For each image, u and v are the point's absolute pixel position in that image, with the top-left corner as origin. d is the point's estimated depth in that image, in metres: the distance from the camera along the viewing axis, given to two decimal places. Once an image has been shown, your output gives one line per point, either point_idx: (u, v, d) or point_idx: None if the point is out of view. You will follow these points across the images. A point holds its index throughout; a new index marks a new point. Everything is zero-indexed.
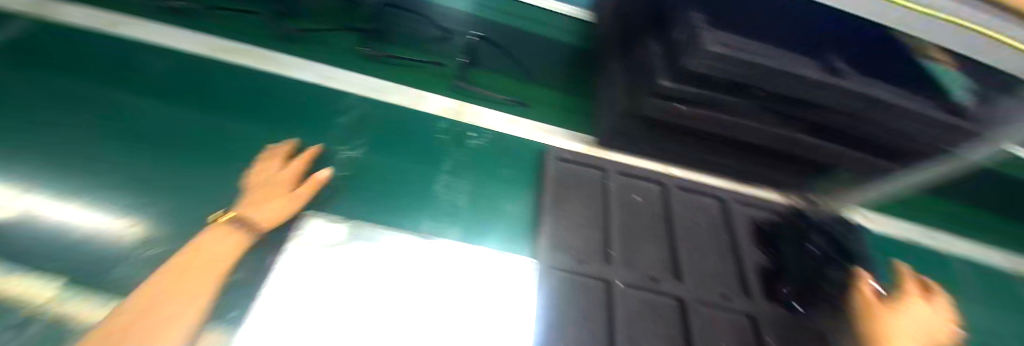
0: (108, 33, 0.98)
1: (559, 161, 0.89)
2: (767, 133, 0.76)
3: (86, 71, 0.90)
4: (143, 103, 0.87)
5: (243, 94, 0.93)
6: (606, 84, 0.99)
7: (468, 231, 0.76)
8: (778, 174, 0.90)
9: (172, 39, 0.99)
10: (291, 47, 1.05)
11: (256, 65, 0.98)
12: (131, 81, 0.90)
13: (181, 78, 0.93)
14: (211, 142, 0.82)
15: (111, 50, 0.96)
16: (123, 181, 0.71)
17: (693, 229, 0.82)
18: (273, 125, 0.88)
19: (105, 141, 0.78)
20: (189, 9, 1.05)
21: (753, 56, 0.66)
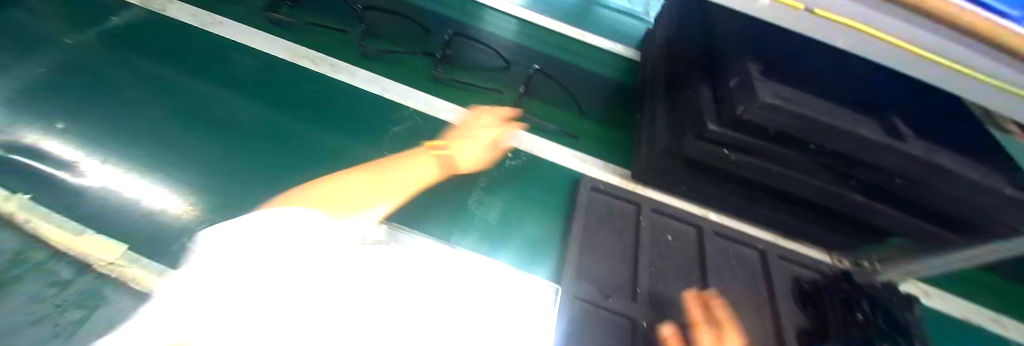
0: (206, 31, 1.12)
1: (592, 189, 0.89)
2: (817, 187, 0.73)
3: (183, 62, 1.03)
4: (224, 95, 0.98)
5: (309, 97, 1.03)
6: (647, 121, 1.00)
7: (493, 248, 0.78)
8: (825, 232, 0.85)
9: (259, 43, 1.12)
10: (357, 58, 1.15)
11: (325, 72, 1.09)
12: (217, 75, 1.02)
13: (258, 76, 1.04)
14: (278, 140, 0.92)
15: (205, 44, 1.09)
16: (204, 166, 0.83)
17: (728, 277, 0.79)
18: (334, 128, 0.97)
19: (189, 129, 0.89)
20: (291, 24, 1.18)
21: (810, 109, 0.64)
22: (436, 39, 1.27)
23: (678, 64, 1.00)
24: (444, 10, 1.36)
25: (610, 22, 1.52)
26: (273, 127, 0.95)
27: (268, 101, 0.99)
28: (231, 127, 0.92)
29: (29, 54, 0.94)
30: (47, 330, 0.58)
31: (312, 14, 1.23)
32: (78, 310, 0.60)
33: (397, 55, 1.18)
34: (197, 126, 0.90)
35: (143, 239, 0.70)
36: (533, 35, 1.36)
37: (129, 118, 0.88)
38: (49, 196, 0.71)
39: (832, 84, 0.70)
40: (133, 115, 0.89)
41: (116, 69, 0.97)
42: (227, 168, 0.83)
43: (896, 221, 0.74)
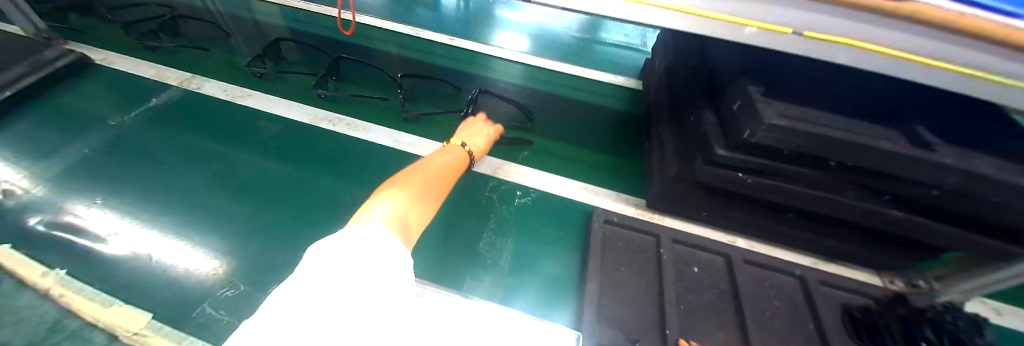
0: (233, 102, 1.21)
1: (605, 223, 0.86)
2: (848, 205, 0.68)
3: (210, 131, 1.11)
4: (248, 159, 1.04)
5: (326, 153, 1.08)
6: (656, 150, 0.98)
7: (507, 292, 0.76)
8: (868, 252, 0.78)
9: (280, 108, 1.20)
10: (367, 113, 1.22)
11: (341, 131, 1.15)
12: (241, 140, 1.09)
13: (283, 139, 1.11)
14: (295, 197, 0.95)
15: (232, 114, 1.18)
16: (224, 232, 0.86)
17: (768, 311, 0.72)
18: (349, 178, 1.01)
19: (215, 194, 0.94)
20: (336, 98, 1.24)
21: (822, 126, 0.60)
22: (444, 89, 1.33)
23: (679, 91, 1.00)
24: (450, 61, 1.44)
25: (610, 56, 1.57)
26: (292, 183, 0.98)
27: (287, 160, 1.05)
28: (254, 187, 0.97)
29: (79, 138, 1.04)
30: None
31: (354, 86, 1.30)
32: None
33: (432, 116, 1.21)
34: (220, 191, 0.95)
35: (171, 306, 0.73)
36: (536, 76, 1.41)
37: (163, 187, 0.94)
38: (88, 268, 0.77)
39: (841, 99, 0.68)
40: (166, 183, 0.95)
41: (152, 143, 1.05)
42: (245, 232, 0.86)
43: (948, 236, 0.67)
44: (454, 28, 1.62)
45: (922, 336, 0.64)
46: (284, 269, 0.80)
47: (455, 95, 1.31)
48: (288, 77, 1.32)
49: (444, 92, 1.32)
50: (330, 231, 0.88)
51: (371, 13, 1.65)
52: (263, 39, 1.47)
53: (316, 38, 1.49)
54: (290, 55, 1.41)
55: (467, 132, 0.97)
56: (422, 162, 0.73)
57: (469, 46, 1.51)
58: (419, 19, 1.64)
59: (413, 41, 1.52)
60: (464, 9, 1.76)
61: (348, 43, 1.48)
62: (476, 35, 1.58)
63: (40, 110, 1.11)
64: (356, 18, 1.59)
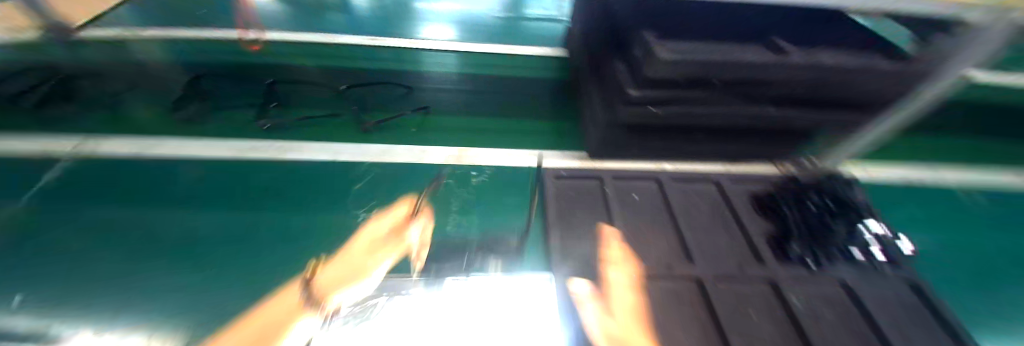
0: (133, 157, 1.03)
1: (556, 179, 0.97)
2: (738, 113, 0.82)
3: (102, 195, 0.91)
4: (175, 214, 0.87)
5: (265, 186, 0.96)
6: (587, 107, 1.08)
7: (481, 263, 0.80)
8: (763, 149, 0.96)
9: (196, 149, 1.06)
10: (303, 132, 1.14)
11: (275, 157, 1.04)
12: (160, 196, 0.92)
13: (207, 182, 0.96)
14: (248, 239, 0.82)
15: (132, 171, 0.99)
16: (150, 304, 0.67)
17: (697, 215, 0.87)
18: (295, 205, 0.91)
19: (141, 261, 0.76)
20: (279, 126, 1.15)
21: (701, 53, 0.72)
22: (386, 93, 1.31)
23: (595, 49, 1.09)
24: (377, 63, 1.42)
25: (530, 29, 1.65)
26: (229, 225, 0.85)
27: (225, 203, 0.91)
28: (192, 240, 0.81)
29: None
30: None
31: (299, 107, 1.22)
32: None
33: (390, 121, 1.20)
34: (147, 255, 0.77)
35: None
36: (468, 62, 1.45)
37: (59, 273, 0.72)
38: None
39: (717, 28, 0.81)
40: (66, 267, 0.73)
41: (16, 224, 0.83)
42: (198, 285, 0.71)
43: (811, 119, 0.84)
44: (375, 29, 1.59)
45: (816, 202, 0.88)
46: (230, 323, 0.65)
47: (398, 99, 1.30)
48: (218, 113, 1.19)
49: (384, 97, 1.30)
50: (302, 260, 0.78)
51: (282, 27, 1.53)
52: (155, 78, 1.29)
53: (215, 65, 1.34)
54: (213, 89, 1.27)
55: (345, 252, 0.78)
56: (304, 258, 0.78)
57: (393, 44, 1.49)
58: (335, 26, 1.59)
59: (334, 48, 1.46)
60: (380, 9, 1.73)
61: (259, 64, 1.36)
62: (399, 32, 1.57)
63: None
64: (263, 35, 1.46)
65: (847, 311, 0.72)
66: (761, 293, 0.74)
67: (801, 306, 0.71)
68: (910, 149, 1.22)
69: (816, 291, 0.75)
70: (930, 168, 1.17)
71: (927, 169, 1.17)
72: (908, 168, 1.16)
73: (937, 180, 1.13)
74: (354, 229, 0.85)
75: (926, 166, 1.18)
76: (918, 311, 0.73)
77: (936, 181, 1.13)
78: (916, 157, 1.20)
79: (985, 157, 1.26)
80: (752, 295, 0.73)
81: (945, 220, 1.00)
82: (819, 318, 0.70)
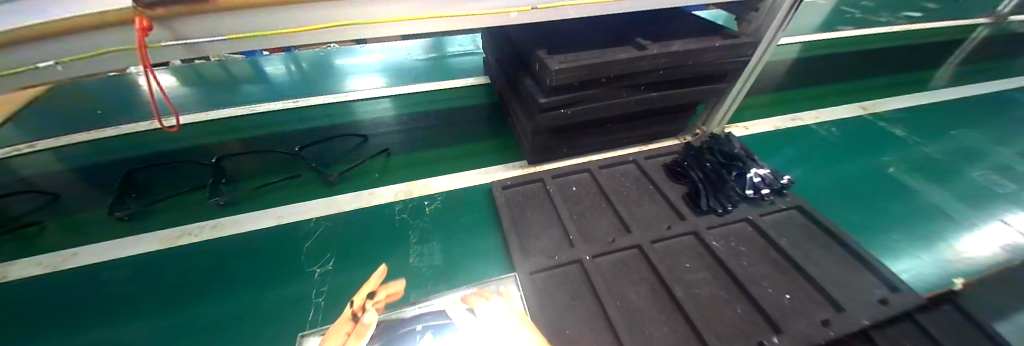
0: (39, 275, 0.89)
1: (502, 189, 1.06)
2: (632, 101, 1.00)
3: (6, 331, 0.78)
4: (123, 327, 0.79)
5: (209, 270, 0.90)
6: (515, 121, 1.20)
7: (452, 281, 0.87)
8: (663, 127, 1.16)
9: (115, 249, 0.95)
10: (242, 205, 1.07)
11: (215, 236, 0.98)
12: (96, 311, 0.82)
13: (140, 282, 0.88)
14: (222, 330, 0.78)
15: (40, 291, 0.86)
16: None
17: (625, 191, 1.02)
18: (247, 282, 0.87)
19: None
20: (239, 200, 1.08)
21: (585, 59, 0.87)
22: (335, 146, 1.32)
23: (508, 71, 1.23)
24: (310, 120, 1.44)
25: (454, 64, 1.80)
26: (179, 325, 0.79)
27: (177, 299, 0.84)
28: None
29: None
30: None
31: (255, 177, 1.17)
32: None
33: (353, 170, 1.21)
34: None
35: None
36: (401, 104, 1.52)
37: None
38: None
39: (594, 39, 0.98)
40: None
41: None
42: None
43: (685, 94, 1.04)
44: (298, 92, 1.61)
45: (714, 159, 1.05)
46: None
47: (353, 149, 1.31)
48: (167, 204, 1.07)
49: (338, 151, 1.30)
50: (288, 334, 0.77)
51: (194, 109, 1.50)
52: (44, 189, 1.13)
53: (128, 157, 1.25)
54: (154, 183, 1.15)
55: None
56: (283, 325, 0.79)
57: (323, 101, 1.54)
58: (259, 96, 1.60)
59: (260, 118, 1.45)
60: (298, 74, 1.75)
61: (181, 147, 1.30)
62: (325, 91, 1.61)
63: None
64: (178, 123, 1.41)
65: (753, 239, 0.91)
66: (688, 243, 0.90)
67: (720, 246, 0.88)
68: (773, 104, 1.53)
69: (727, 231, 0.92)
70: (793, 114, 1.47)
71: (789, 115, 1.46)
72: (776, 118, 1.44)
73: (798, 121, 1.43)
74: (323, 284, 0.86)
75: (788, 113, 1.48)
76: (806, 227, 0.95)
77: (798, 123, 1.42)
78: (780, 109, 1.50)
79: (830, 96, 1.61)
80: (682, 248, 0.89)
81: (810, 152, 1.27)
82: (736, 252, 0.88)
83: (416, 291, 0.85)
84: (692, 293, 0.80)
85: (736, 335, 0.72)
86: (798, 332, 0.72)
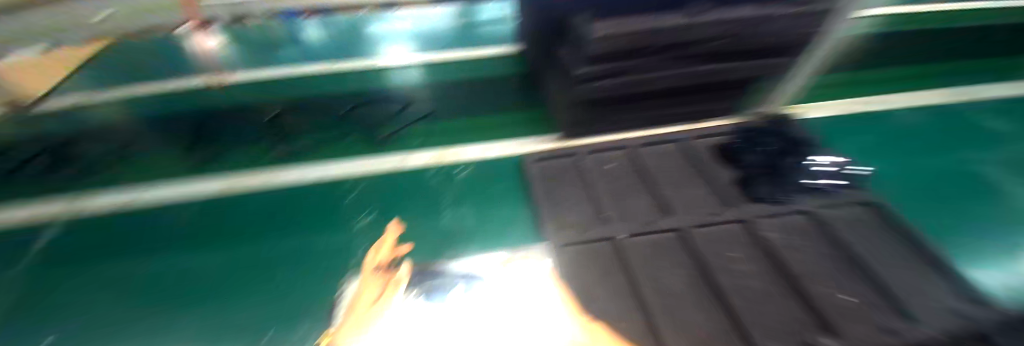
0: (128, 209, 1.04)
1: (536, 161, 1.04)
2: (684, 71, 0.90)
3: (103, 252, 0.93)
4: (190, 258, 0.88)
5: (263, 214, 0.99)
6: (548, 91, 1.14)
7: (486, 243, 0.88)
8: (716, 104, 1.05)
9: (187, 191, 1.08)
10: (299, 159, 1.16)
11: (272, 185, 1.08)
12: (170, 243, 0.94)
13: (206, 221, 0.99)
14: (271, 271, 0.85)
15: (128, 223, 1.00)
16: (189, 336, 0.72)
17: (667, 172, 0.95)
18: (294, 227, 0.95)
19: (173, 310, 0.78)
20: (298, 152, 1.18)
21: (632, 25, 0.78)
22: (378, 111, 1.32)
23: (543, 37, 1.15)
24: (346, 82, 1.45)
25: (488, 32, 1.70)
26: (234, 260, 0.88)
27: (234, 240, 0.93)
28: (213, 278, 0.84)
29: None
30: None
31: (306, 134, 1.25)
32: None
33: (399, 133, 1.24)
34: (172, 301, 0.80)
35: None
36: (435, 70, 1.49)
37: (100, 336, 0.73)
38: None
39: None
40: (104, 331, 0.74)
41: (20, 298, 0.83)
42: (231, 314, 0.75)
43: (741, 68, 0.93)
44: (334, 54, 1.57)
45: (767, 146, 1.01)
46: (273, 321, 0.73)
47: (388, 116, 1.30)
48: (234, 152, 1.19)
49: (376, 116, 1.30)
50: (324, 279, 0.81)
51: (234, 67, 1.48)
52: (108, 135, 1.23)
53: (179, 109, 1.32)
54: (222, 132, 1.26)
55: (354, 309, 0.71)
56: (322, 268, 0.85)
57: (355, 64, 1.51)
58: (294, 55, 1.56)
59: (298, 81, 1.44)
60: (332, 29, 1.67)
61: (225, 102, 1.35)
62: (362, 54, 1.57)
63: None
64: (223, 82, 1.40)
65: (813, 236, 0.82)
66: (733, 231, 0.83)
67: (775, 238, 0.81)
68: (846, 85, 1.35)
69: (779, 222, 0.84)
70: (868, 98, 1.30)
71: (864, 99, 1.29)
72: (848, 101, 1.27)
73: (874, 107, 1.26)
74: (364, 234, 0.92)
75: (864, 96, 1.30)
76: (877, 226, 0.83)
77: (873, 108, 1.25)
78: (853, 91, 1.33)
79: (919, 77, 1.39)
80: (728, 234, 0.82)
81: (885, 141, 1.12)
82: (788, 245, 0.79)
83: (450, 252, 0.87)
84: (737, 283, 0.73)
85: (782, 328, 0.64)
86: (855, 337, 0.62)
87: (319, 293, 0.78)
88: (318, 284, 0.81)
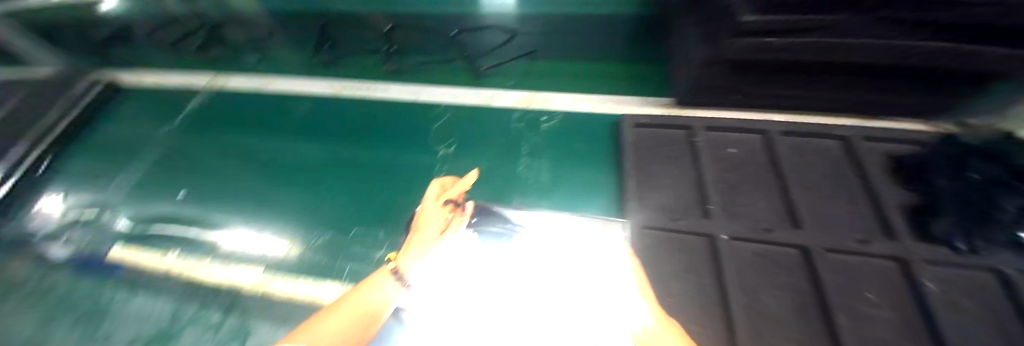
0: (265, 93, 1.24)
1: (635, 126, 0.89)
2: (888, 46, 0.62)
3: (247, 125, 1.16)
4: (306, 147, 1.06)
5: (361, 121, 1.10)
6: (676, 41, 0.92)
7: (561, 201, 0.82)
8: (914, 100, 0.76)
9: (304, 87, 1.22)
10: (403, 77, 1.20)
11: (369, 96, 1.15)
12: (292, 130, 1.12)
13: (319, 117, 1.14)
14: (362, 172, 0.98)
15: (265, 104, 1.21)
16: (301, 214, 0.92)
17: (809, 174, 0.75)
18: (383, 140, 1.04)
19: (298, 193, 0.96)
20: (403, 69, 1.22)
21: None
22: (484, 41, 1.21)
23: None
24: None
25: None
26: (335, 157, 1.03)
27: (341, 142, 1.06)
28: (319, 167, 1.01)
29: (134, 162, 1.12)
30: None
31: (412, 55, 1.26)
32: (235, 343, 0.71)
33: (501, 66, 1.16)
34: (293, 181, 0.99)
35: (264, 315, 0.73)
36: None
37: (255, 201, 0.96)
38: (137, 291, 0.82)
39: None
40: (256, 197, 0.97)
41: (200, 150, 1.12)
42: (330, 204, 0.92)
43: (1005, 57, 0.60)
44: None
45: (980, 170, 0.66)
46: (358, 219, 0.88)
47: (488, 48, 1.20)
48: (350, 60, 1.28)
49: (484, 44, 1.21)
50: (407, 198, 0.89)
51: None
52: (252, 24, 1.40)
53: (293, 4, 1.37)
54: (341, 38, 1.33)
55: (421, 237, 0.74)
56: (401, 182, 0.93)
57: None
58: None
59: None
60: None
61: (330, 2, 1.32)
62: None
63: (88, 145, 1.18)
64: None
65: (999, 301, 0.57)
66: (884, 269, 0.62)
67: (937, 291, 0.59)
68: None
69: (959, 274, 0.61)
70: None
71: None
72: None
73: None
74: (441, 163, 0.95)
75: None
76: None
77: None
78: None
79: None
80: (872, 271, 0.62)
81: None
82: (956, 308, 0.57)
83: (520, 200, 0.83)
84: (861, 332, 0.56)
85: None
86: None
87: (395, 205, 0.88)
88: (395, 196, 0.90)
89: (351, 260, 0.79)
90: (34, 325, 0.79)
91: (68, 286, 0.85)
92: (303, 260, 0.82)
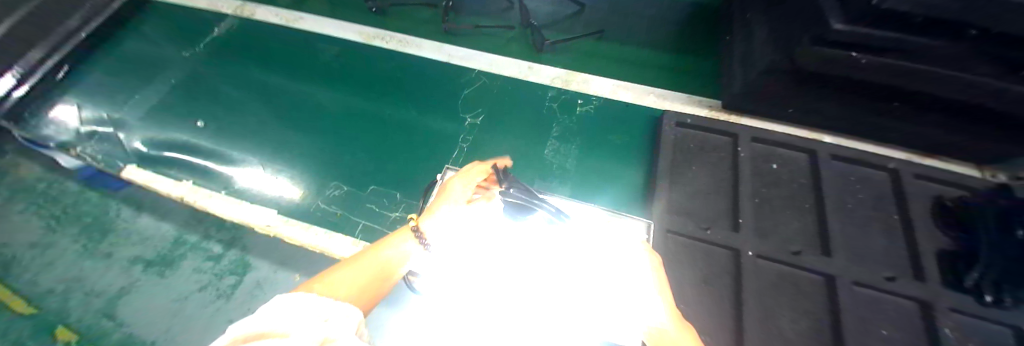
0: (291, 29, 1.18)
1: (676, 125, 0.84)
2: (973, 84, 0.58)
3: (269, 61, 1.12)
4: (328, 94, 1.03)
5: (388, 75, 1.06)
6: (739, 41, 0.86)
7: (585, 190, 0.81)
8: (974, 143, 0.72)
9: (331, 29, 1.16)
10: (439, 35, 1.13)
11: (400, 50, 1.10)
12: (315, 73, 1.08)
13: (344, 64, 1.09)
14: (385, 129, 0.95)
15: (290, 41, 1.16)
16: (319, 163, 0.90)
17: (849, 204, 0.73)
18: (409, 98, 1.00)
19: (318, 142, 0.94)
20: (457, 29, 1.12)
21: None
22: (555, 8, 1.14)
23: None
24: None
25: None
26: (357, 108, 1.00)
27: (366, 94, 1.02)
28: (339, 117, 0.98)
29: (153, 81, 1.09)
30: (214, 293, 0.75)
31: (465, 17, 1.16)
32: (231, 277, 0.76)
33: (572, 44, 1.07)
34: (313, 126, 0.97)
35: (267, 255, 0.79)
36: None
37: (272, 142, 0.95)
38: (142, 211, 0.86)
39: None
40: (274, 139, 0.95)
41: (220, 80, 1.09)
42: (348, 157, 0.90)
43: None
44: None
45: None
46: (377, 176, 0.86)
47: (553, 16, 1.13)
48: (402, 11, 1.19)
49: (547, 12, 1.13)
50: (429, 164, 0.87)
51: None
52: None
53: None
54: None
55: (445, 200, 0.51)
56: (423, 146, 0.91)
57: None
58: None
59: None
60: None
61: None
62: None
63: (109, 56, 1.15)
64: None
65: None
66: (905, 310, 0.62)
67: (955, 341, 0.58)
68: None
69: (979, 326, 0.60)
70: None
71: None
72: None
73: None
74: (468, 132, 0.92)
75: None
76: None
77: None
78: None
79: None
80: (892, 310, 0.61)
81: None
82: None
83: (548, 182, 0.82)
84: None
85: None
86: None
87: (416, 168, 0.87)
88: (417, 159, 0.88)
89: (365, 217, 0.80)
90: (37, 232, 0.83)
91: (76, 197, 0.88)
92: (314, 209, 0.82)
